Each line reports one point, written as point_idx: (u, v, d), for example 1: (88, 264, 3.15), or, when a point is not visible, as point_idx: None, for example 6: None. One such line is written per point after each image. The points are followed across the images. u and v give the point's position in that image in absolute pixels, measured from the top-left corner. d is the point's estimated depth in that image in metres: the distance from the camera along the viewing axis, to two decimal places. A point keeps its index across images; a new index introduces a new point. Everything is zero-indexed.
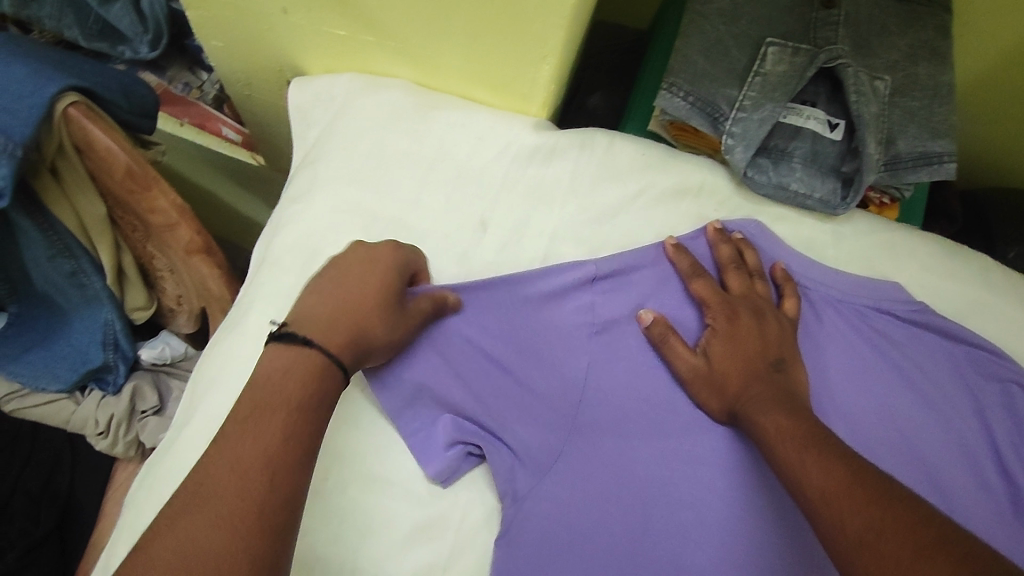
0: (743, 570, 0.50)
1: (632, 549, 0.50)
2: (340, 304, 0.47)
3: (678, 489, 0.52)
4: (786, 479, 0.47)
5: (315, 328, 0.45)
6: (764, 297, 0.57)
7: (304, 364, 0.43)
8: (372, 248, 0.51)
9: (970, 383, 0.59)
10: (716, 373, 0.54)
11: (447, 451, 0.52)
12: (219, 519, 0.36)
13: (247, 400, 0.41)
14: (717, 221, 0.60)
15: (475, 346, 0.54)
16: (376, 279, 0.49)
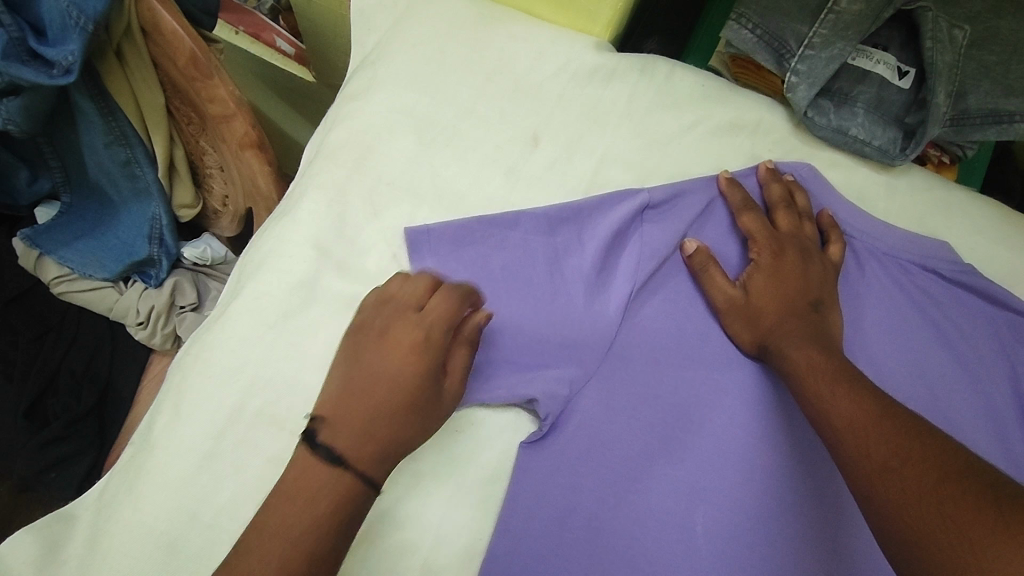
0: (760, 499, 0.50)
1: (651, 469, 0.50)
2: (373, 409, 0.44)
3: (704, 416, 0.52)
4: (809, 409, 0.47)
5: (350, 440, 0.42)
6: (810, 238, 0.56)
7: (334, 483, 0.41)
8: (403, 332, 0.46)
9: (1008, 349, 0.57)
10: (751, 306, 0.54)
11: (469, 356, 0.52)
12: None
13: (280, 511, 0.40)
14: (770, 161, 0.59)
15: (529, 248, 0.54)
16: (407, 373, 0.45)
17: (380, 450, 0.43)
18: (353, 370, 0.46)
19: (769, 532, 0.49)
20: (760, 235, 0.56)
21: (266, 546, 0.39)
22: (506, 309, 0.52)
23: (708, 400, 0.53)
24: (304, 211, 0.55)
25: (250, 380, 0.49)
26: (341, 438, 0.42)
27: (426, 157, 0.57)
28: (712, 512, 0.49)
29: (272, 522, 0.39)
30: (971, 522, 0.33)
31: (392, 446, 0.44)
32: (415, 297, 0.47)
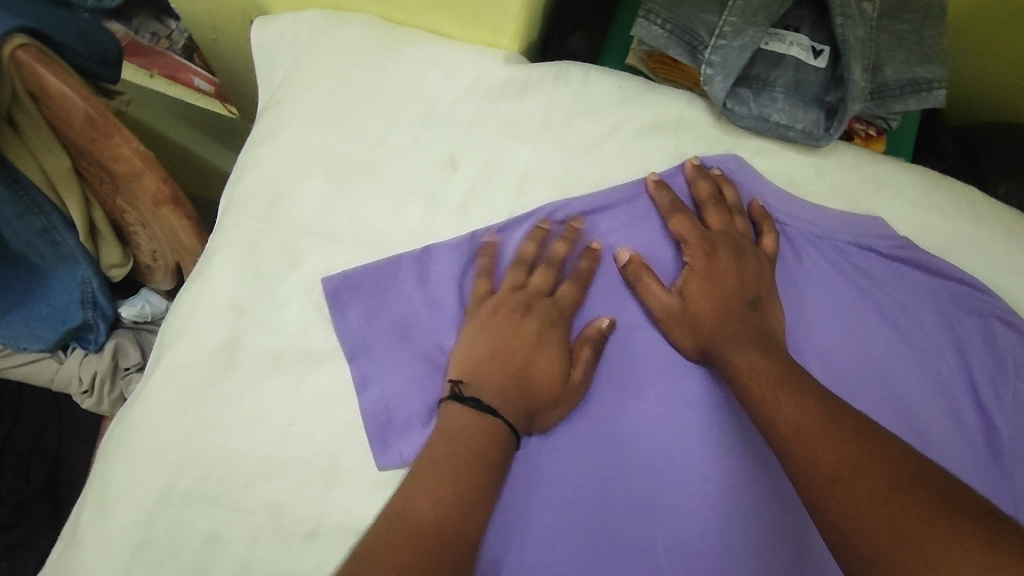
0: (717, 508, 0.49)
1: (605, 494, 0.49)
2: (512, 376, 0.49)
3: (653, 429, 0.51)
4: (756, 416, 0.46)
5: (497, 400, 0.48)
6: (742, 233, 0.55)
7: (489, 430, 0.46)
8: (537, 317, 0.51)
9: (949, 319, 0.57)
10: (687, 313, 0.52)
11: (400, 438, 0.48)
12: (419, 514, 0.41)
13: (440, 450, 0.44)
14: (695, 157, 0.58)
15: (436, 292, 0.53)
16: (540, 344, 0.50)
17: (522, 413, 0.48)
18: (482, 333, 0.50)
19: (729, 542, 0.48)
20: (689, 238, 0.55)
21: (436, 476, 0.43)
22: (434, 344, 0.51)
23: (656, 413, 0.51)
24: (219, 270, 0.52)
25: (176, 458, 0.47)
26: (490, 396, 0.48)
27: (341, 198, 0.55)
28: (671, 528, 0.48)
29: (436, 458, 0.44)
30: (919, 531, 0.34)
31: (529, 413, 0.49)
32: (545, 284, 0.53)
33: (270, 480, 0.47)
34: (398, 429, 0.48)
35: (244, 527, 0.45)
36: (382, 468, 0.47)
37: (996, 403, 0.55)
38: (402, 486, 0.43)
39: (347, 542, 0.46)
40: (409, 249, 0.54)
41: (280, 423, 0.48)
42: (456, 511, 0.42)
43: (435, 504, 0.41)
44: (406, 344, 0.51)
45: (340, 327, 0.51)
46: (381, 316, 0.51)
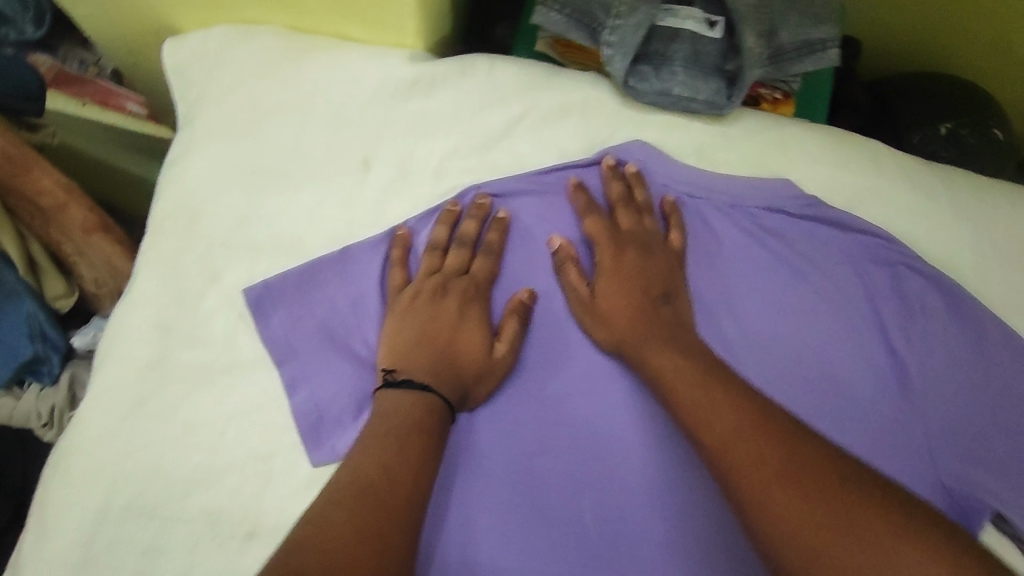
0: (642, 472, 0.51)
1: (537, 469, 0.51)
2: (441, 353, 0.50)
3: (576, 404, 0.53)
4: (680, 418, 0.47)
5: (430, 376, 0.49)
6: (651, 231, 0.57)
7: (422, 404, 0.47)
8: (455, 294, 0.53)
9: (860, 269, 0.60)
10: (603, 311, 0.53)
11: (331, 434, 0.49)
12: (367, 482, 0.42)
13: (380, 425, 0.46)
14: (610, 156, 0.59)
15: (359, 290, 0.54)
16: (464, 321, 0.52)
17: (455, 385, 0.50)
18: (405, 321, 0.52)
19: (660, 501, 0.50)
20: (602, 236, 0.56)
21: (380, 448, 0.44)
22: (359, 341, 0.53)
23: (586, 388, 0.53)
24: (141, 289, 0.53)
25: (112, 477, 0.48)
26: (420, 372, 0.49)
27: (258, 209, 0.56)
28: (600, 498, 0.50)
29: (376, 433, 0.45)
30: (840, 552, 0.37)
31: (462, 382, 0.50)
32: (460, 262, 0.55)
33: (206, 489, 0.48)
34: (330, 426, 0.50)
35: (184, 536, 0.47)
36: (316, 464, 0.49)
37: (905, 343, 0.59)
38: (347, 464, 0.44)
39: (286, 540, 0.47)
40: (330, 252, 0.54)
41: (213, 433, 0.49)
42: (405, 476, 0.43)
43: (383, 468, 0.43)
44: (332, 343, 0.52)
45: (265, 334, 0.52)
46: (305, 319, 0.52)
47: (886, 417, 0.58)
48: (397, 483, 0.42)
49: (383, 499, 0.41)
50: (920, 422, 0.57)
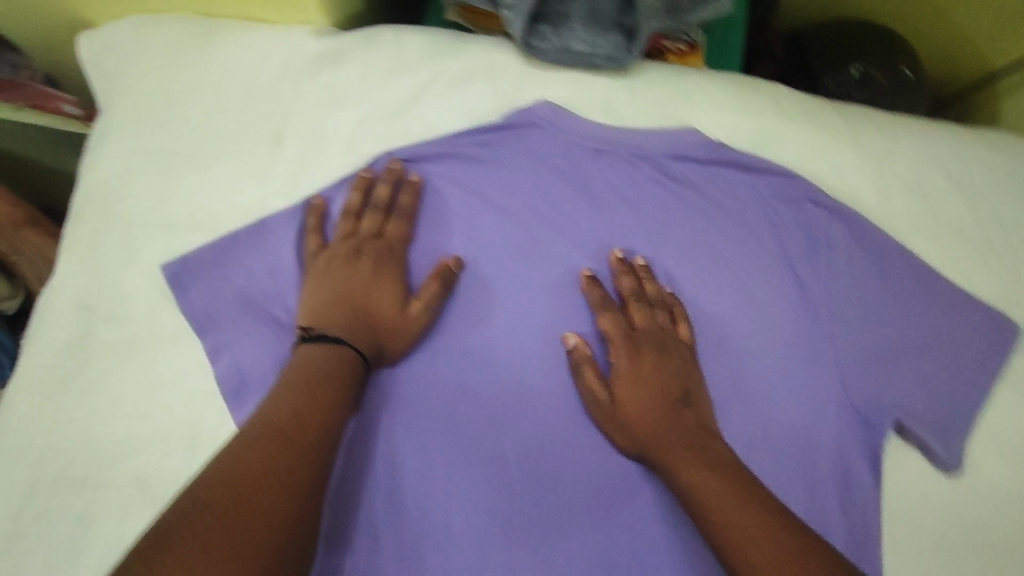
0: (557, 410, 0.57)
1: (447, 407, 0.56)
2: (354, 312, 0.54)
3: (496, 354, 0.58)
4: (701, 524, 0.49)
5: (343, 333, 0.53)
6: (665, 328, 0.58)
7: (333, 356, 0.51)
8: (369, 256, 0.56)
9: (768, 207, 0.62)
10: (619, 424, 0.55)
11: (255, 396, 0.52)
12: (278, 426, 0.45)
13: (292, 377, 0.49)
14: (619, 250, 0.61)
15: (278, 260, 0.55)
16: (378, 282, 0.56)
17: (367, 340, 0.54)
18: (321, 279, 0.55)
19: (557, 427, 0.57)
20: (619, 348, 0.57)
21: (292, 395, 0.47)
22: (280, 309, 0.55)
23: (491, 329, 0.58)
24: (60, 273, 0.54)
25: (41, 453, 0.50)
26: (333, 328, 0.53)
27: (173, 189, 0.57)
28: (520, 436, 0.56)
29: (290, 384, 0.49)
30: None
31: (375, 338, 0.54)
32: (374, 226, 0.57)
33: (137, 455, 0.50)
34: (252, 389, 0.52)
35: (116, 503, 0.49)
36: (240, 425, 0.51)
37: (813, 275, 0.61)
38: (259, 411, 0.47)
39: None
40: (247, 226, 0.56)
41: (141, 402, 0.51)
42: (317, 420, 0.47)
43: (295, 412, 0.46)
44: (253, 311, 0.54)
45: (185, 306, 0.53)
46: (224, 290, 0.54)
47: (799, 348, 0.60)
48: (307, 429, 0.45)
49: (294, 441, 0.44)
50: (833, 350, 0.60)
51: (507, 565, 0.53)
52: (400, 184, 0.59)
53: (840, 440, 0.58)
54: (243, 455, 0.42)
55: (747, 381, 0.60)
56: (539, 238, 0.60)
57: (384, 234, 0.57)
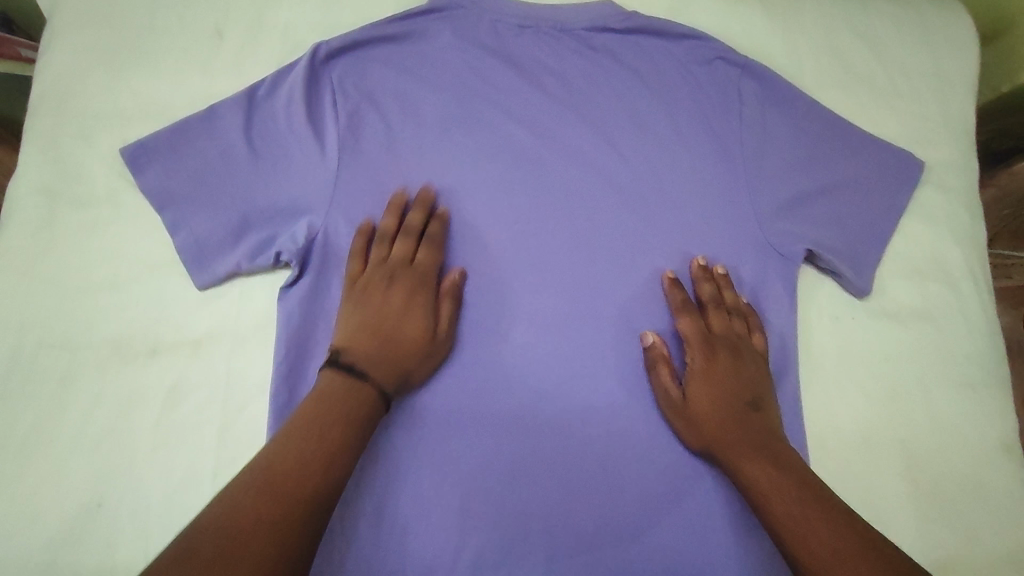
0: (494, 262, 0.61)
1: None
2: (384, 339, 0.54)
3: (439, 214, 0.60)
4: (766, 521, 0.49)
5: (366, 362, 0.52)
6: (741, 334, 0.59)
7: (351, 393, 0.50)
8: (400, 290, 0.57)
9: (686, 69, 0.66)
10: (683, 416, 0.56)
11: (214, 262, 0.57)
12: (300, 437, 0.46)
13: (327, 386, 0.50)
14: (702, 257, 0.62)
15: (223, 139, 0.59)
16: (408, 311, 0.56)
17: (391, 371, 0.53)
18: (354, 299, 0.56)
19: (489, 273, 0.60)
20: (691, 346, 0.58)
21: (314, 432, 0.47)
22: (228, 185, 0.58)
23: (423, 184, 0.61)
24: (22, 165, 0.58)
25: (17, 323, 0.54)
26: (361, 354, 0.52)
27: (123, 83, 0.61)
28: (460, 288, 0.60)
29: (321, 393, 0.50)
30: None
31: (400, 370, 0.53)
32: (406, 252, 0.58)
33: (110, 318, 0.55)
34: (211, 254, 0.57)
35: (92, 360, 0.54)
36: (203, 288, 0.57)
37: (733, 127, 0.64)
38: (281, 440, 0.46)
39: (184, 349, 0.56)
40: (195, 112, 0.60)
41: (111, 271, 0.56)
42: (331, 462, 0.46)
43: (316, 416, 0.48)
44: (203, 185, 0.58)
45: (143, 184, 0.58)
46: (177, 169, 0.58)
47: (723, 196, 0.63)
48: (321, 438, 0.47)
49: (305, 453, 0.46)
50: (752, 199, 0.63)
51: (467, 419, 0.57)
52: (430, 213, 0.60)
53: (767, 276, 0.62)
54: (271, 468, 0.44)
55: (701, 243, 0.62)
56: (468, 111, 0.63)
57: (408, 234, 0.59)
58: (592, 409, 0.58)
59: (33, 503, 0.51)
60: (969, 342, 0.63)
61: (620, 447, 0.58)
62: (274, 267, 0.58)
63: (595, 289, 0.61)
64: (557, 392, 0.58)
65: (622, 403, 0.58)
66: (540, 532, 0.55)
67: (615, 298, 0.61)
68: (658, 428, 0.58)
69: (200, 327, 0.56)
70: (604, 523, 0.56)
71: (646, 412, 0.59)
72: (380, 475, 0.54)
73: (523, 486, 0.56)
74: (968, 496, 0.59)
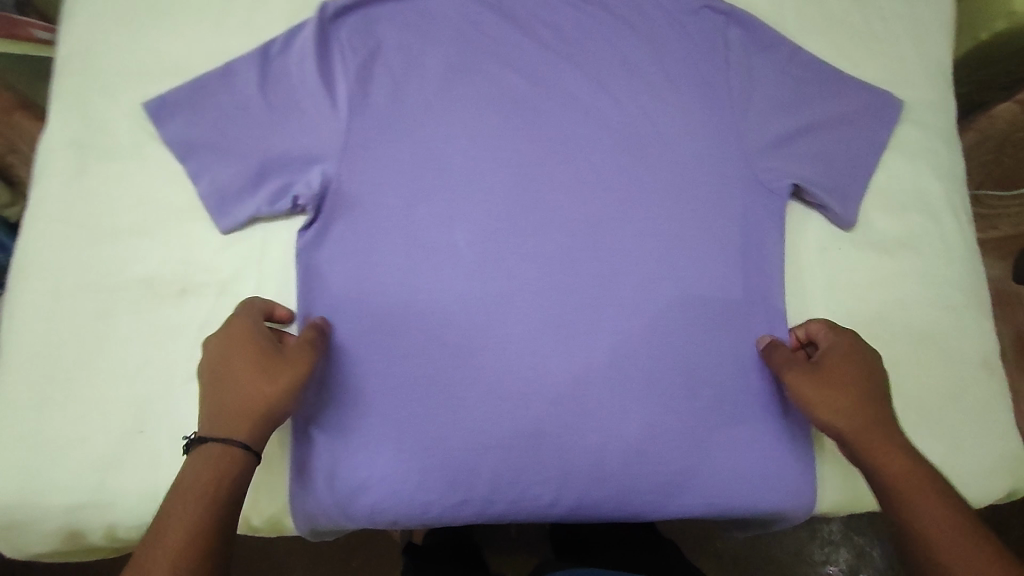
0: (502, 202, 0.64)
1: (393, 200, 0.62)
2: (228, 391, 0.53)
3: (448, 158, 0.64)
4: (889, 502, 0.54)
5: (221, 428, 0.52)
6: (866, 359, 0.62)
7: (210, 464, 0.50)
8: (228, 333, 0.55)
9: (674, 17, 0.69)
10: (828, 392, 0.57)
11: (235, 208, 0.61)
12: (176, 518, 0.48)
13: (190, 465, 0.51)
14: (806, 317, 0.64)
15: (238, 92, 0.62)
16: (239, 345, 0.54)
17: (247, 419, 0.52)
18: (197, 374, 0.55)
19: (498, 214, 0.63)
20: (841, 337, 0.60)
21: (190, 511, 0.48)
22: (244, 135, 0.62)
23: (428, 133, 0.64)
24: (53, 123, 0.63)
25: (58, 267, 0.59)
26: (212, 424, 0.52)
27: (142, 42, 0.65)
28: (468, 227, 0.63)
29: (182, 475, 0.50)
30: None
31: (252, 409, 0.52)
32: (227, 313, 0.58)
33: (143, 261, 0.60)
34: (232, 200, 0.61)
35: (127, 301, 0.58)
36: (226, 232, 0.61)
37: (720, 71, 0.68)
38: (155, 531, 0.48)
39: (212, 289, 0.60)
40: (212, 68, 0.64)
41: (141, 218, 0.61)
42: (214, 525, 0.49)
43: (186, 497, 0.49)
44: (221, 136, 0.62)
45: (167, 135, 0.62)
46: (197, 121, 0.62)
47: (713, 137, 0.66)
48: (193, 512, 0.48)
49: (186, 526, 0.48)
50: (740, 138, 0.66)
51: (490, 351, 0.61)
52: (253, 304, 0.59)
53: (756, 209, 0.65)
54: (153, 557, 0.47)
55: (693, 180, 0.65)
56: (469, 62, 0.66)
57: (234, 317, 0.56)
58: (595, 337, 0.62)
59: (80, 427, 0.55)
60: (951, 271, 0.67)
61: (624, 371, 0.61)
62: (292, 212, 0.62)
63: (595, 225, 0.64)
64: (561, 321, 0.62)
65: (624, 330, 0.62)
66: (549, 450, 0.59)
67: (613, 233, 0.64)
68: (659, 351, 0.62)
69: (226, 268, 0.61)
70: (609, 441, 0.60)
71: (649, 338, 0.62)
72: (399, 400, 0.59)
73: (530, 410, 0.60)
74: (950, 410, 0.63)
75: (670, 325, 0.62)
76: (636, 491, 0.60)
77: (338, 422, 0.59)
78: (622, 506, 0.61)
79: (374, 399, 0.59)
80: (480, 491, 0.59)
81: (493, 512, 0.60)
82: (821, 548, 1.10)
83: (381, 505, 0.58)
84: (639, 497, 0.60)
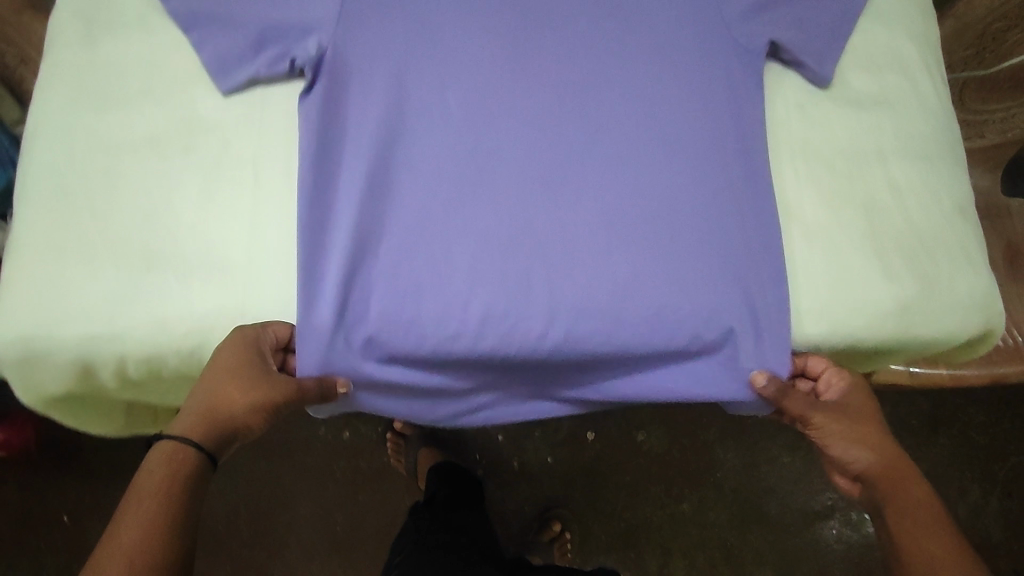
0: (491, 64, 0.66)
1: (385, 63, 0.64)
2: (211, 404, 0.57)
3: (439, 24, 0.66)
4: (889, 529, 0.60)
5: (196, 431, 0.56)
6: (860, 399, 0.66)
7: (175, 467, 0.54)
8: (226, 356, 0.56)
9: None
10: (855, 428, 0.63)
11: (235, 71, 0.63)
12: (140, 516, 0.51)
13: (158, 459, 0.55)
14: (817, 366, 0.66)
15: None
16: (236, 371, 0.56)
17: (213, 433, 0.57)
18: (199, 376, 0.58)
19: (488, 74, 0.66)
20: (849, 379, 0.65)
21: (147, 511, 0.52)
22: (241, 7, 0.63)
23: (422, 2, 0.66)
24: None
25: (69, 127, 0.62)
26: (187, 425, 0.57)
27: None
28: (458, 88, 0.65)
29: (152, 468, 0.54)
30: None
31: (223, 425, 0.57)
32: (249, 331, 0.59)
33: (149, 121, 0.63)
34: (233, 62, 0.63)
35: (135, 157, 0.62)
36: (227, 95, 0.64)
37: None
38: (109, 530, 0.51)
39: (216, 146, 0.63)
40: None
41: (146, 83, 0.64)
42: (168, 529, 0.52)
43: (149, 498, 0.52)
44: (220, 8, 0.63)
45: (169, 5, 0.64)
46: None
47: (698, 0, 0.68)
48: (156, 514, 0.52)
49: (149, 526, 0.51)
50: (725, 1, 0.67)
51: (481, 198, 0.63)
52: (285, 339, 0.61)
53: (738, 69, 0.67)
54: (114, 550, 0.50)
55: (676, 42, 0.68)
56: None
57: (236, 330, 0.58)
58: (582, 188, 0.65)
59: (94, 268, 0.58)
60: (925, 126, 0.70)
61: (609, 214, 0.64)
62: (291, 74, 0.65)
63: (580, 85, 0.67)
64: (548, 170, 0.65)
65: (606, 178, 0.65)
66: (539, 286, 0.62)
67: (597, 92, 0.67)
68: (642, 198, 0.65)
69: (229, 132, 0.63)
70: (595, 279, 0.63)
71: (631, 186, 0.65)
72: (395, 243, 0.62)
73: (521, 252, 0.63)
74: (924, 247, 0.66)
75: (653, 176, 0.65)
76: (623, 325, 0.62)
77: (334, 263, 0.60)
78: (608, 341, 0.62)
79: (374, 242, 0.62)
80: (472, 324, 0.61)
81: (485, 346, 0.62)
82: (821, 478, 1.15)
83: (378, 338, 0.61)
84: (626, 331, 0.62)
